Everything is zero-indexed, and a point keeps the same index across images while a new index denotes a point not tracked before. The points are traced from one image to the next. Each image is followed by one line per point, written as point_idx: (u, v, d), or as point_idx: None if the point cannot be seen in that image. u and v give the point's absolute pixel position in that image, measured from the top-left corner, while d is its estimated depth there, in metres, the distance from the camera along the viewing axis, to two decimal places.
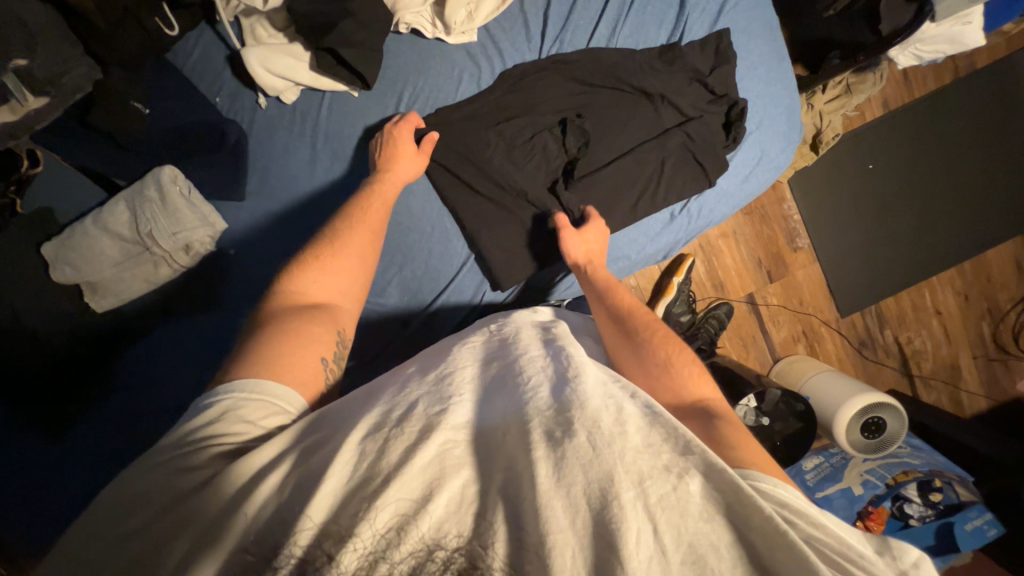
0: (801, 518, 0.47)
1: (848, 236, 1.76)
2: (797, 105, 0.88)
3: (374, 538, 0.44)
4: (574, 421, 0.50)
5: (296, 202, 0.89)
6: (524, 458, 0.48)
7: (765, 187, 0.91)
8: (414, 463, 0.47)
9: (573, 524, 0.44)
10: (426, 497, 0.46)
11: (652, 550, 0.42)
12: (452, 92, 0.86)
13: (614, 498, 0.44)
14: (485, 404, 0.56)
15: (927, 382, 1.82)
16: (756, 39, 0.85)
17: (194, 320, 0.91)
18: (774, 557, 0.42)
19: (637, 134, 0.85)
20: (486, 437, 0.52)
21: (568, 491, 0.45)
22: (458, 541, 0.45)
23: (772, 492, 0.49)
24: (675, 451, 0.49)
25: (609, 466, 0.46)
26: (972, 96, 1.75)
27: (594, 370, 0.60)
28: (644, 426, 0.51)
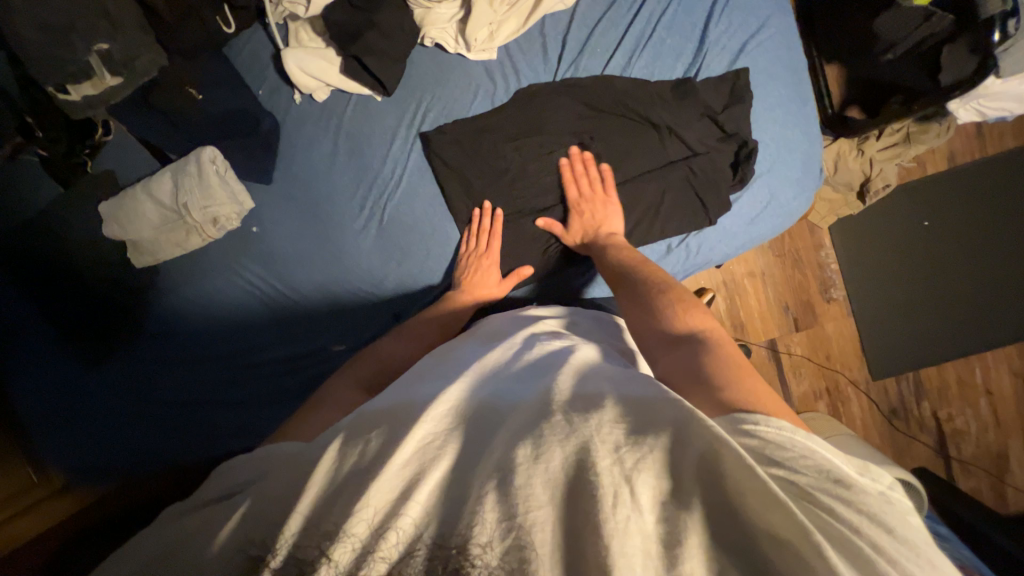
0: (781, 455, 0.43)
1: (890, 293, 1.63)
2: (815, 151, 0.85)
3: (359, 539, 0.42)
4: (555, 404, 0.50)
5: (314, 190, 0.96)
6: (504, 435, 0.48)
7: (772, 232, 0.88)
8: (393, 460, 0.46)
9: (552, 499, 0.43)
10: (407, 490, 0.45)
11: (630, 512, 0.40)
12: (467, 105, 0.90)
13: (588, 469, 0.43)
14: (473, 388, 0.57)
15: (965, 466, 1.64)
16: (778, 80, 0.83)
17: (212, 286, 1.01)
18: (771, 541, 0.38)
19: (641, 164, 0.85)
20: (472, 417, 0.52)
21: (547, 465, 0.44)
22: (439, 534, 0.43)
23: (761, 430, 0.45)
24: (649, 420, 0.47)
25: (584, 437, 0.45)
26: None
27: (583, 359, 0.61)
28: (623, 402, 0.50)
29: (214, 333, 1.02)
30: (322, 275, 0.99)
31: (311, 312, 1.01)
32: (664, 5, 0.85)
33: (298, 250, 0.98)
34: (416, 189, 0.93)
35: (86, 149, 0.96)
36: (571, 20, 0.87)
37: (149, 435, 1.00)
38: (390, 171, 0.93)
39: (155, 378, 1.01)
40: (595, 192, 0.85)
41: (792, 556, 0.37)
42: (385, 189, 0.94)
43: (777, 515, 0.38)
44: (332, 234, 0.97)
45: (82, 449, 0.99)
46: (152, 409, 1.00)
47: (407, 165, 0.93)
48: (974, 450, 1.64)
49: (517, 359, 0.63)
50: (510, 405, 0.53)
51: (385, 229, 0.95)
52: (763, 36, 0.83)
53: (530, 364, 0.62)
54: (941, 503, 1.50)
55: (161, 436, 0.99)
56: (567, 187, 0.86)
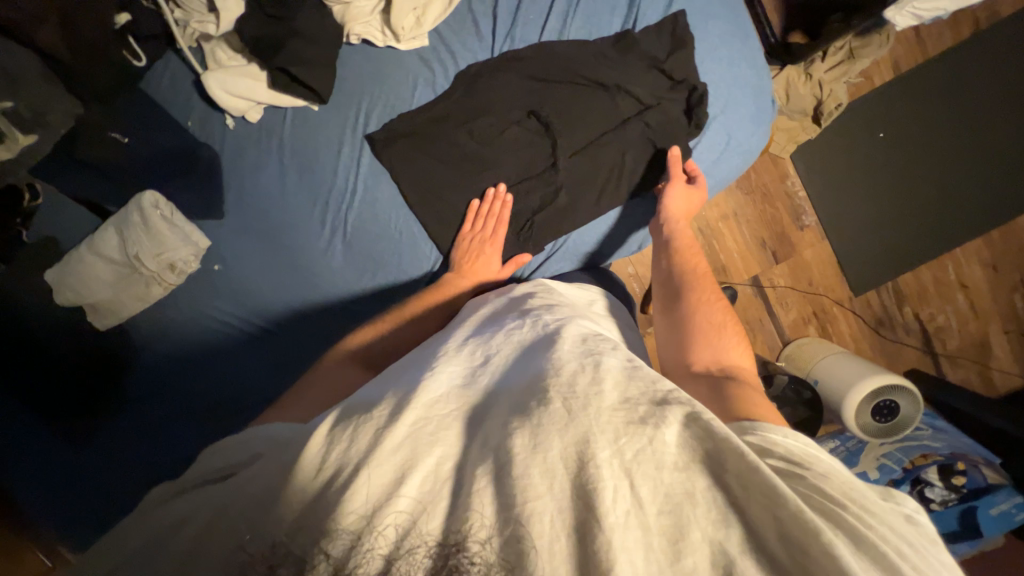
0: (806, 470, 0.44)
1: (859, 210, 1.67)
2: (765, 84, 0.84)
3: (348, 532, 0.40)
4: (548, 387, 0.49)
5: (270, 216, 0.92)
6: (501, 425, 0.47)
7: (737, 173, 0.88)
8: (384, 446, 0.44)
9: (551, 487, 0.41)
10: (398, 484, 0.42)
11: (630, 503, 0.40)
12: (409, 99, 0.86)
13: (591, 458, 0.42)
14: (462, 379, 0.54)
15: (953, 359, 1.71)
16: (716, 18, 0.82)
17: (183, 333, 0.96)
18: (751, 499, 0.40)
19: (594, 127, 0.84)
20: (467, 411, 0.50)
21: (544, 456, 0.43)
22: (435, 526, 0.41)
23: (790, 443, 0.47)
24: (651, 406, 0.47)
25: (585, 426, 0.45)
26: (995, 50, 1.61)
27: (573, 332, 0.60)
28: (621, 384, 0.50)
29: (195, 376, 0.97)
30: (295, 300, 0.95)
31: (292, 341, 0.97)
32: None
33: (267, 280, 0.95)
34: (376, 196, 0.90)
35: (19, 219, 0.90)
36: None
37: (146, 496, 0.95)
38: (344, 182, 0.90)
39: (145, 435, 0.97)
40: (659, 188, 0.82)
41: (785, 522, 0.38)
42: (343, 201, 0.91)
43: (786, 510, 0.38)
44: (298, 257, 0.93)
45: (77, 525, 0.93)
46: (143, 465, 0.95)
47: (360, 171, 0.89)
48: (958, 343, 1.71)
49: (507, 340, 0.61)
50: (504, 393, 0.52)
51: (352, 242, 0.92)
52: None
53: (520, 347, 0.60)
54: (936, 398, 1.57)
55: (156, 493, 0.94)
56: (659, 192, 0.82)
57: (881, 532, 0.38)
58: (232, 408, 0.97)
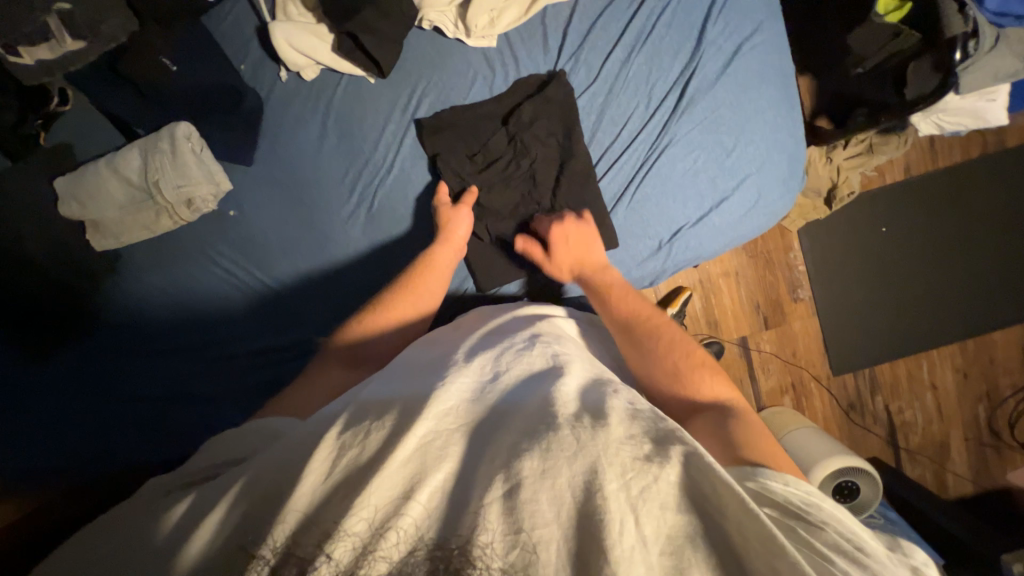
0: (811, 517, 0.45)
1: (850, 294, 1.74)
2: (800, 154, 0.88)
3: (358, 536, 0.39)
4: (559, 417, 0.50)
5: (301, 176, 0.92)
6: (509, 444, 0.47)
7: (757, 230, 0.91)
8: (393, 459, 0.43)
9: (557, 516, 0.41)
10: (407, 495, 0.42)
11: (635, 539, 0.40)
12: (465, 94, 0.88)
13: (598, 487, 0.42)
14: (473, 391, 0.54)
15: (913, 455, 1.77)
16: (769, 83, 0.84)
17: (183, 274, 0.94)
18: (751, 550, 0.39)
19: (635, 158, 0.87)
20: (475, 423, 0.50)
21: (553, 483, 0.43)
22: (438, 537, 0.40)
23: (789, 489, 0.48)
24: (654, 444, 0.47)
25: (593, 455, 0.45)
26: (996, 174, 1.73)
27: (581, 373, 0.60)
28: (625, 421, 0.50)
29: (188, 323, 0.96)
30: (305, 264, 0.94)
31: (293, 304, 0.96)
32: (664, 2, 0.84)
33: (279, 237, 0.93)
34: (409, 176, 0.91)
35: (40, 119, 0.88)
36: (572, 13, 0.86)
37: (110, 435, 0.91)
38: (381, 158, 0.91)
39: (119, 372, 0.94)
40: (584, 227, 0.84)
41: (781, 569, 0.38)
42: (375, 177, 0.91)
43: (786, 559, 0.38)
44: (319, 222, 0.93)
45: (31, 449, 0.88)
46: (120, 404, 0.93)
47: (400, 151, 0.90)
48: (920, 440, 1.77)
49: (517, 359, 0.61)
50: (511, 412, 0.51)
51: (375, 219, 0.92)
52: (757, 39, 0.84)
53: (529, 368, 0.60)
54: (892, 489, 1.62)
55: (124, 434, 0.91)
56: (552, 245, 0.82)
57: None
58: (220, 360, 0.96)
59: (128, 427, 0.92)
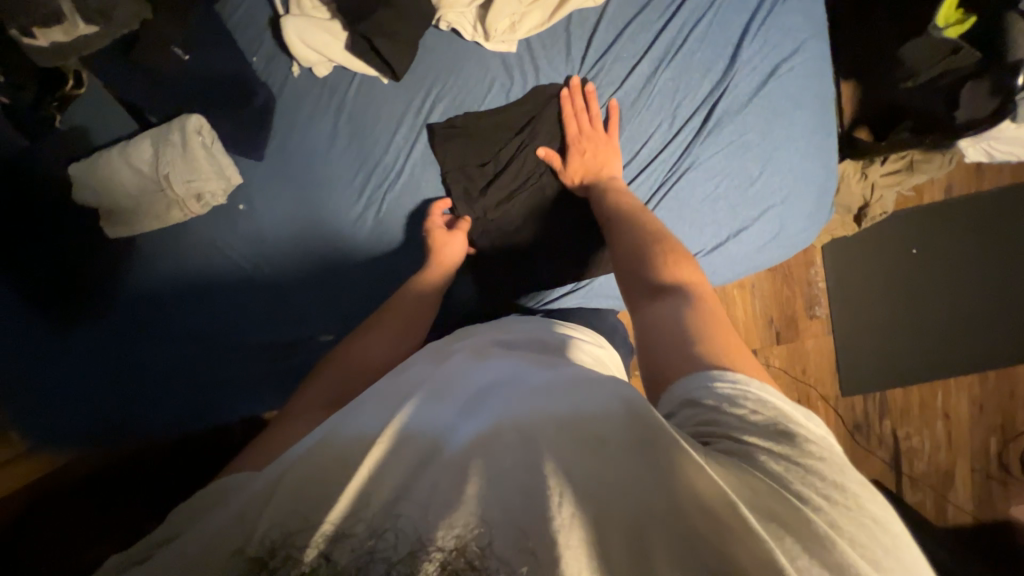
0: (733, 417, 0.43)
1: (870, 316, 1.68)
2: (830, 186, 0.83)
3: (331, 531, 0.39)
4: (508, 405, 0.48)
5: (311, 174, 0.91)
6: (458, 436, 0.46)
7: (774, 262, 0.87)
8: (357, 474, 0.42)
9: (507, 510, 0.39)
10: (369, 490, 0.41)
11: (578, 515, 0.38)
12: (480, 99, 0.84)
13: (544, 489, 0.39)
14: (431, 398, 0.52)
15: (916, 481, 1.74)
16: (804, 109, 0.79)
17: (192, 265, 0.95)
18: (699, 509, 0.37)
19: (652, 179, 0.82)
20: (424, 416, 0.49)
21: (498, 466, 0.42)
22: (399, 525, 0.39)
23: (724, 391, 0.45)
24: (597, 411, 0.45)
25: (537, 455, 0.41)
26: None
27: (549, 363, 0.56)
28: (572, 395, 0.48)
29: (193, 313, 0.96)
30: (311, 264, 0.94)
31: (298, 303, 0.96)
32: (699, 13, 0.78)
33: (287, 236, 0.93)
34: (419, 183, 0.89)
35: (55, 103, 0.86)
36: (600, 19, 0.80)
37: (123, 414, 0.95)
38: (391, 161, 0.89)
39: (127, 356, 0.95)
40: (598, 131, 0.80)
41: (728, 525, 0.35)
42: (386, 182, 0.90)
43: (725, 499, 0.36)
44: (326, 221, 0.92)
45: (49, 421, 0.92)
46: (128, 387, 0.96)
47: (411, 155, 0.88)
48: (925, 466, 1.74)
49: (479, 361, 0.60)
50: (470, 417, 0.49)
51: (382, 222, 0.91)
52: (797, 59, 0.78)
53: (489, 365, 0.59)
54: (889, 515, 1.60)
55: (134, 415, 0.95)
56: (567, 122, 0.80)
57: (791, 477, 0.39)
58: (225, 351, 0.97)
59: (137, 409, 0.95)
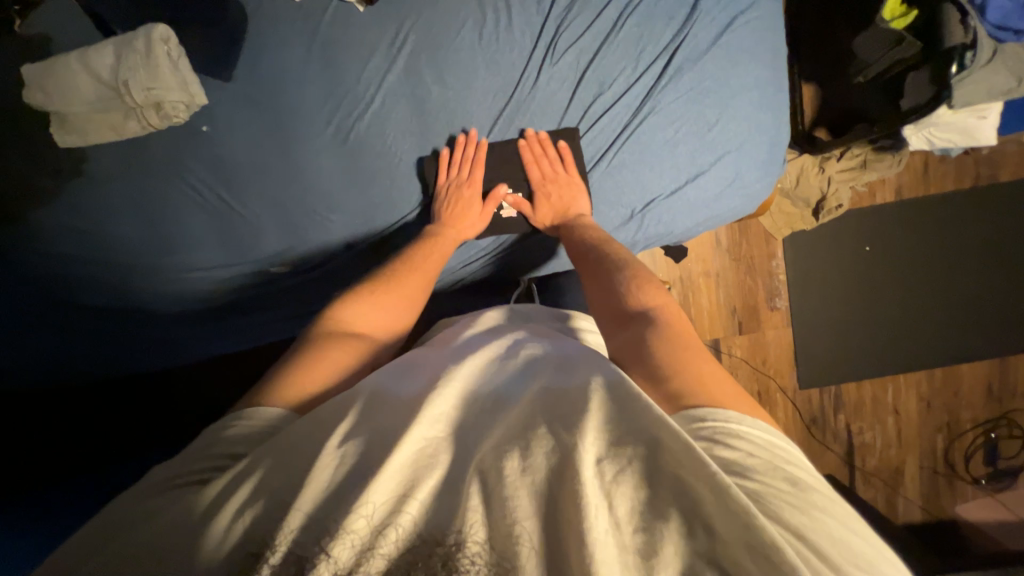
0: (801, 516, 0.42)
1: (826, 310, 1.74)
2: (783, 138, 0.87)
3: (360, 535, 0.42)
4: (541, 413, 0.49)
5: (280, 100, 0.91)
6: (495, 441, 0.48)
7: (731, 212, 0.91)
8: (386, 466, 0.45)
9: (535, 508, 0.43)
10: (404, 493, 0.45)
11: (609, 524, 0.41)
12: (453, 34, 0.86)
13: (573, 478, 0.43)
14: (462, 403, 0.53)
15: (868, 477, 1.78)
16: (758, 62, 0.83)
17: (145, 184, 0.92)
18: (719, 522, 0.40)
19: (617, 121, 0.85)
20: (463, 425, 0.51)
21: (532, 479, 0.45)
22: (429, 530, 0.43)
23: (713, 424, 0.49)
24: (629, 430, 0.47)
25: (569, 449, 0.45)
26: (985, 207, 1.73)
27: (567, 358, 0.58)
28: (603, 408, 0.49)
29: (144, 238, 0.93)
30: (273, 194, 0.93)
31: (258, 236, 0.95)
32: None
33: (251, 160, 0.92)
34: (389, 115, 0.89)
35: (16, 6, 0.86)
36: None
37: (79, 348, 0.95)
38: (363, 90, 0.89)
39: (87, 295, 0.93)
40: (558, 172, 0.86)
41: (754, 537, 0.39)
42: (356, 112, 0.89)
43: (749, 532, 0.39)
44: (292, 149, 0.91)
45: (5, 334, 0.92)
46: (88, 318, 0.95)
47: (382, 86, 0.88)
48: (876, 462, 1.78)
49: (506, 360, 0.60)
50: (491, 411, 0.52)
51: (349, 150, 0.91)
52: (752, 14, 0.82)
53: (522, 363, 0.58)
54: None
55: (98, 342, 0.96)
56: (529, 169, 0.87)
57: (822, 538, 0.41)
58: (184, 281, 0.96)
59: (100, 338, 0.96)
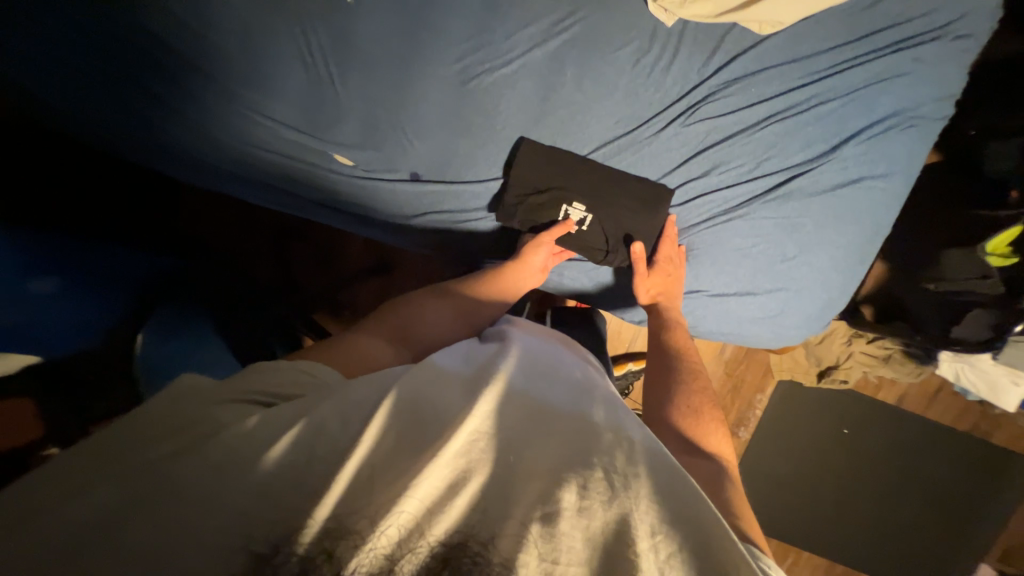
0: None
1: (776, 461, 1.78)
2: (839, 304, 0.88)
3: (384, 538, 0.43)
4: (593, 457, 0.52)
5: (428, 15, 0.90)
6: (542, 470, 0.50)
7: (755, 340, 0.93)
8: (439, 452, 0.48)
9: (589, 558, 0.45)
10: (450, 488, 0.47)
11: None
12: (612, 48, 0.85)
13: (627, 541, 0.45)
14: (514, 410, 0.56)
15: None
16: (859, 228, 0.83)
17: (265, 18, 0.91)
18: None
19: (706, 207, 0.86)
20: (512, 433, 0.53)
21: (588, 524, 0.47)
22: (464, 533, 0.45)
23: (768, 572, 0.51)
24: (672, 498, 0.50)
25: (625, 506, 0.47)
26: (978, 463, 1.70)
27: (607, 405, 0.62)
28: (649, 471, 0.52)
29: (236, 64, 0.93)
30: (373, 93, 0.93)
31: (339, 121, 0.95)
32: (833, 94, 0.80)
33: (372, 53, 0.92)
34: (514, 85, 0.89)
35: None
36: (754, 46, 0.81)
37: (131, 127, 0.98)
38: (505, 50, 0.88)
39: (178, 120, 0.97)
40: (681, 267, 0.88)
41: None
42: (487, 65, 0.89)
43: None
44: (413, 64, 0.91)
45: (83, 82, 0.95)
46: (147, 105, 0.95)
47: (524, 56, 0.87)
48: None
49: (551, 383, 0.63)
50: (545, 431, 0.54)
51: (462, 95, 0.91)
52: (881, 183, 0.82)
53: (571, 395, 0.62)
54: None
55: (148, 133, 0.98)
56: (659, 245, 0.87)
57: None
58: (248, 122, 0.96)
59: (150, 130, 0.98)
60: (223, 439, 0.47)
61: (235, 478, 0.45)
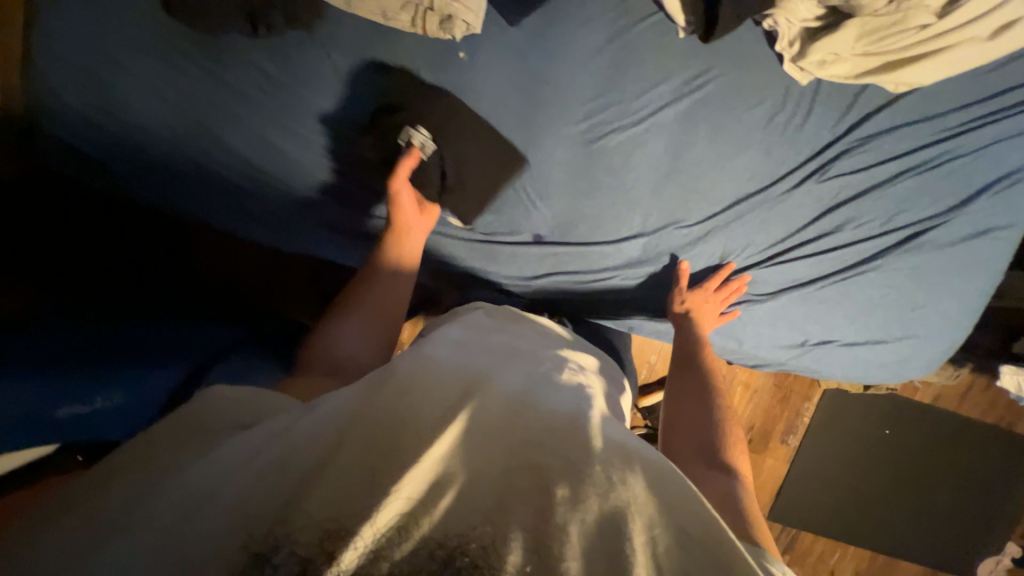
0: None
1: (824, 465, 1.86)
2: (955, 343, 0.94)
3: (368, 540, 0.37)
4: (591, 452, 0.48)
5: (550, 72, 0.85)
6: (541, 462, 0.46)
7: (876, 380, 0.97)
8: (428, 455, 0.42)
9: (586, 544, 0.40)
10: (442, 485, 0.41)
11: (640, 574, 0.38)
12: (744, 107, 0.84)
13: (621, 532, 0.40)
14: (493, 400, 0.52)
15: None
16: (980, 275, 0.89)
17: (373, 77, 0.85)
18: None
19: (839, 260, 0.88)
20: (492, 424, 0.49)
21: (584, 517, 0.41)
22: (454, 527, 0.39)
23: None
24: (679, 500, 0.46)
25: (621, 501, 0.43)
26: (1001, 452, 1.85)
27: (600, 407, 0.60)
28: (638, 463, 0.48)
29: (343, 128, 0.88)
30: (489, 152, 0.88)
31: None
32: (960, 151, 0.83)
33: (489, 112, 0.87)
34: (643, 145, 0.87)
35: None
36: (887, 105, 0.83)
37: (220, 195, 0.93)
38: (634, 109, 0.86)
39: (271, 185, 0.92)
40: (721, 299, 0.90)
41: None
42: (613, 124, 0.86)
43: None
44: (532, 123, 0.87)
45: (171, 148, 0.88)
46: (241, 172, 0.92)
47: (655, 115, 0.85)
48: None
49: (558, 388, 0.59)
50: (533, 419, 0.51)
51: (586, 154, 0.88)
52: (1001, 234, 0.87)
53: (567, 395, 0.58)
54: None
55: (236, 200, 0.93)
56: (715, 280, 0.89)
57: None
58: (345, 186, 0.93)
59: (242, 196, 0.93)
60: (200, 465, 0.44)
61: (200, 518, 0.38)
